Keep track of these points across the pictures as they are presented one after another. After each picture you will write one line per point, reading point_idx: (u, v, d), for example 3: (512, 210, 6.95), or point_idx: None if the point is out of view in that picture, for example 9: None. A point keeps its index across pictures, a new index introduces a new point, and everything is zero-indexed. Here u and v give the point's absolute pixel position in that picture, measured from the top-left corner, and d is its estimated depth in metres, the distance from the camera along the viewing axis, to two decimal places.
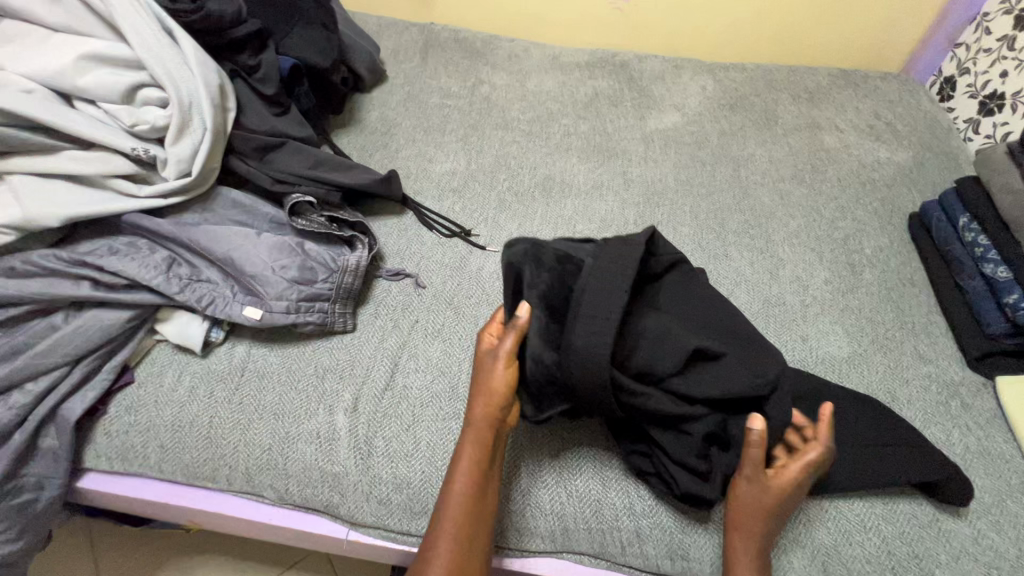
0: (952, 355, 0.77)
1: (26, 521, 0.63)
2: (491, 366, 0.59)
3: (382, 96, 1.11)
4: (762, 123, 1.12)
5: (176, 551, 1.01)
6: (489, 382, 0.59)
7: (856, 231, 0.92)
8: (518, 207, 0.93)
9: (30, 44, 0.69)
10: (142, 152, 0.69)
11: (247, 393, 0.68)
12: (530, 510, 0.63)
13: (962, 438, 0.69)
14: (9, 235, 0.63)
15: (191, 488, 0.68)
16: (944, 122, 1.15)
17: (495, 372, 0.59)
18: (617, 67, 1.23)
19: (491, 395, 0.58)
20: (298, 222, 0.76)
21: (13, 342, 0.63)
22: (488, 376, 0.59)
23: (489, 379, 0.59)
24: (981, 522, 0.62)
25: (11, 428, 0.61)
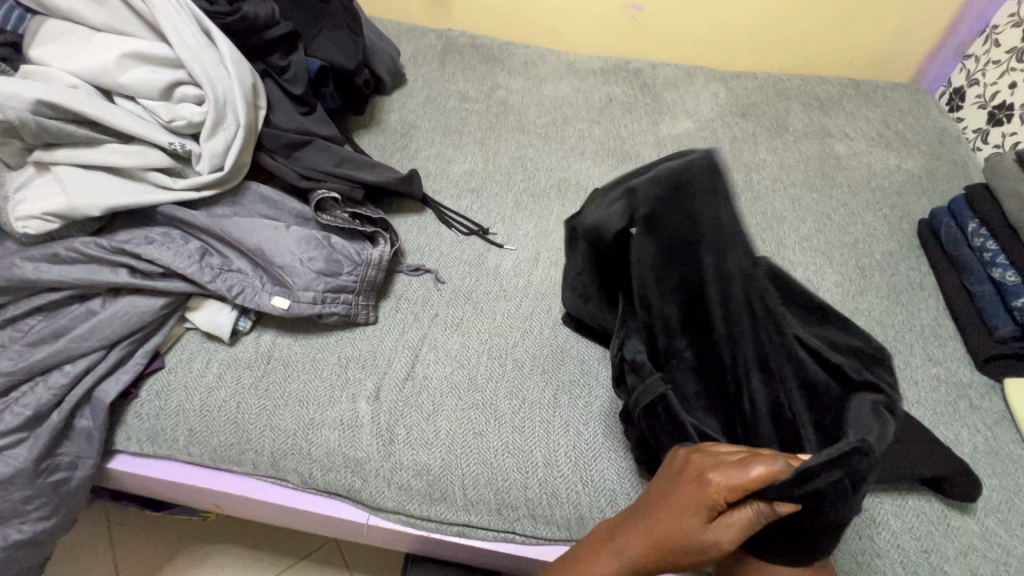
0: (961, 358, 0.79)
1: (60, 499, 0.65)
2: (699, 525, 0.49)
3: (403, 99, 1.14)
4: (773, 130, 1.14)
5: (192, 539, 1.03)
6: (687, 535, 0.49)
7: (866, 236, 0.94)
8: (534, 207, 0.95)
9: (76, 42, 0.73)
10: (178, 146, 0.72)
11: (273, 380, 0.71)
12: (547, 499, 0.65)
13: (970, 438, 0.70)
14: (53, 223, 0.67)
15: (217, 472, 0.70)
16: (953, 132, 1.16)
17: (706, 539, 0.49)
18: (631, 74, 1.26)
19: (680, 553, 0.50)
20: (323, 217, 0.78)
21: (54, 326, 0.66)
22: (690, 525, 0.49)
23: (692, 542, 0.49)
24: (989, 519, 0.64)
25: (49, 408, 0.64)
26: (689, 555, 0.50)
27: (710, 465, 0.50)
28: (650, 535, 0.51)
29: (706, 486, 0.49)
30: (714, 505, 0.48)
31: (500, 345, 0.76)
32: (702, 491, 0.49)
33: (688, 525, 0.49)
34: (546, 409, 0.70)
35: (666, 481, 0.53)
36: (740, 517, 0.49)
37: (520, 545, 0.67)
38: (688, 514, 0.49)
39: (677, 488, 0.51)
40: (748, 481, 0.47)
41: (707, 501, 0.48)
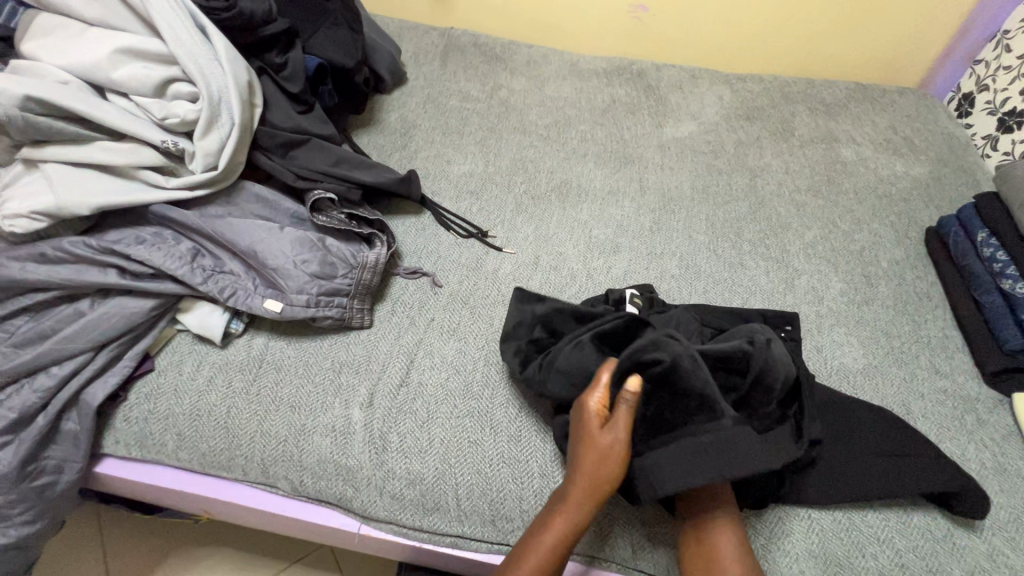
0: (968, 370, 0.77)
1: (45, 503, 0.64)
2: (597, 437, 0.57)
3: (403, 98, 1.12)
4: (779, 134, 1.12)
5: (183, 543, 1.01)
6: (597, 452, 0.56)
7: (872, 244, 0.92)
8: (534, 210, 0.94)
9: (67, 37, 0.71)
10: (171, 144, 0.71)
11: (265, 384, 0.69)
12: (542, 510, 0.64)
13: (977, 453, 0.69)
14: (42, 221, 0.65)
15: (206, 477, 0.69)
16: (962, 138, 1.15)
17: (606, 444, 0.56)
18: (635, 75, 1.24)
19: (601, 468, 0.55)
20: (319, 218, 0.77)
21: (40, 327, 0.64)
22: (592, 445, 0.56)
23: (604, 451, 0.56)
24: (996, 537, 0.62)
25: (34, 411, 0.62)
26: (609, 467, 0.55)
27: (584, 397, 0.60)
28: (573, 472, 0.56)
29: (585, 408, 0.59)
30: (596, 417, 0.58)
31: (497, 351, 0.75)
32: (586, 414, 0.58)
33: (594, 447, 0.56)
34: (543, 418, 0.69)
35: (571, 431, 0.60)
36: (620, 412, 0.57)
37: None
38: (587, 437, 0.57)
39: (573, 426, 0.60)
40: (603, 385, 0.59)
41: (593, 419, 0.58)
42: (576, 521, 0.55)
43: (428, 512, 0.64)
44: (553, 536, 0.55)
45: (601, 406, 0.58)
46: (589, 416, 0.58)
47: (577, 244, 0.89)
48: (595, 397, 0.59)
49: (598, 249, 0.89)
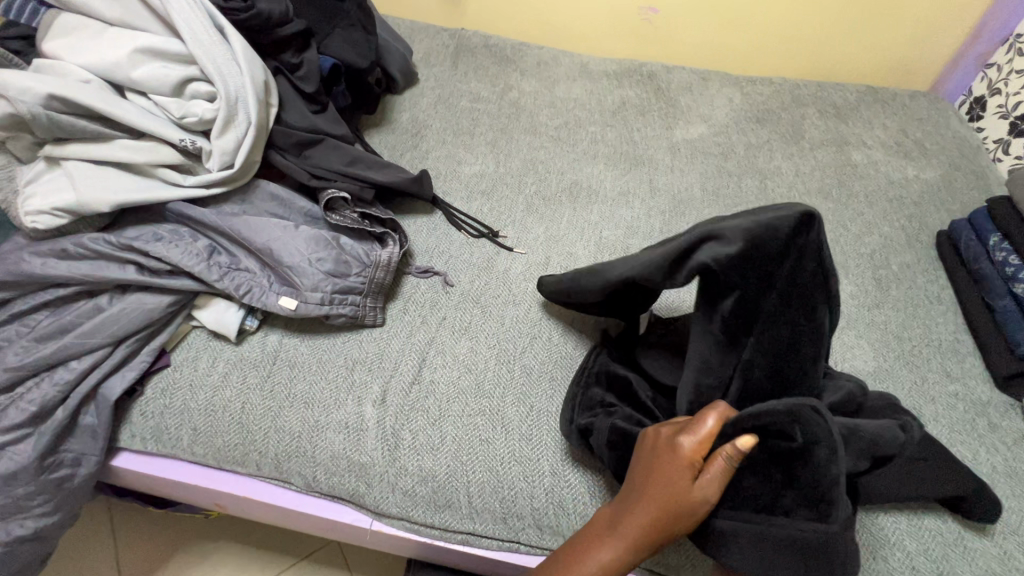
0: (979, 374, 0.77)
1: (63, 495, 0.65)
2: (679, 486, 0.51)
3: (414, 98, 1.13)
4: (789, 137, 1.12)
5: (194, 537, 1.02)
6: (674, 499, 0.51)
7: (883, 247, 0.92)
8: (545, 211, 0.94)
9: (89, 37, 0.72)
10: (189, 143, 0.72)
11: (279, 381, 0.70)
12: (553, 509, 0.64)
13: (989, 458, 0.68)
14: (63, 218, 0.66)
15: (221, 472, 0.70)
16: (973, 142, 1.14)
17: (688, 496, 0.51)
18: (644, 77, 1.24)
19: (676, 515, 0.51)
20: (333, 217, 0.78)
21: (60, 322, 0.65)
22: (672, 492, 0.51)
23: (687, 499, 0.51)
24: (1008, 542, 0.62)
25: (54, 404, 0.64)
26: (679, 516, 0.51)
27: (675, 436, 0.53)
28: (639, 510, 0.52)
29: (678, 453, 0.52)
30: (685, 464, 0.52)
31: (508, 350, 0.75)
32: (673, 456, 0.52)
33: (674, 492, 0.51)
34: (554, 417, 0.69)
35: (643, 461, 0.55)
36: (717, 466, 0.51)
37: (524, 555, 0.66)
38: (669, 482, 0.52)
39: (653, 462, 0.54)
40: (708, 430, 0.52)
41: (683, 465, 0.52)
42: (623, 559, 0.52)
43: (440, 509, 0.65)
44: (597, 568, 0.52)
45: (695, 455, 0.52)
46: (680, 464, 0.52)
47: (587, 244, 0.90)
48: (689, 439, 0.53)
49: (608, 250, 0.89)
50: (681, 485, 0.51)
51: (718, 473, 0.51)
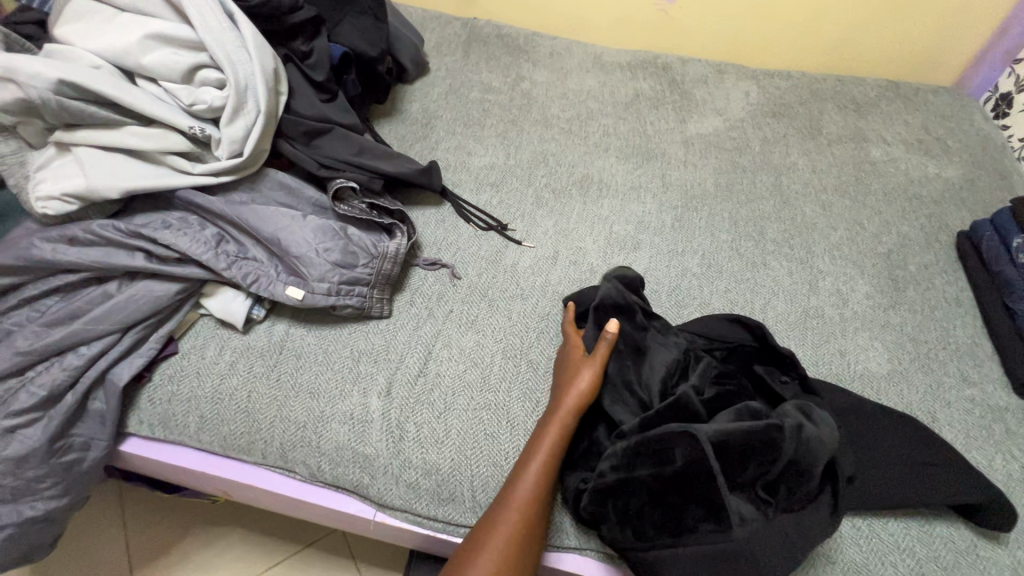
0: (998, 380, 0.75)
1: (72, 478, 0.65)
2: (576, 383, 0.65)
3: (425, 88, 1.12)
4: (806, 132, 1.10)
5: (199, 522, 1.04)
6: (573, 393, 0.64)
7: (900, 247, 0.90)
8: (555, 204, 0.93)
9: (100, 22, 0.72)
10: (198, 130, 0.71)
11: (285, 371, 0.70)
12: (557, 505, 0.64)
13: (1004, 465, 0.67)
14: (72, 204, 0.67)
15: (226, 460, 0.70)
16: (998, 140, 1.11)
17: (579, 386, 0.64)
18: (659, 69, 1.22)
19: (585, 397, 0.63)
20: (340, 207, 0.77)
21: (70, 307, 0.66)
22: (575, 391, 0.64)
23: (589, 381, 0.64)
24: (1022, 552, 0.60)
25: (63, 389, 0.64)
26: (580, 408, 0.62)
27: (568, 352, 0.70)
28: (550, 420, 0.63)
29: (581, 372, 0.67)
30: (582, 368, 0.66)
31: (515, 344, 0.75)
32: (571, 374, 0.66)
33: (582, 395, 0.63)
34: None
35: (555, 386, 0.67)
36: (601, 349, 0.67)
37: None
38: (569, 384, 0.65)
39: (560, 383, 0.66)
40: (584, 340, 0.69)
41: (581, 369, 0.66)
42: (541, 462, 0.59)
43: (442, 503, 0.65)
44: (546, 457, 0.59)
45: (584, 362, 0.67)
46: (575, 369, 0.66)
47: (597, 239, 0.88)
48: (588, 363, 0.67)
49: (618, 245, 0.88)
50: (581, 374, 0.65)
51: (602, 353, 0.66)
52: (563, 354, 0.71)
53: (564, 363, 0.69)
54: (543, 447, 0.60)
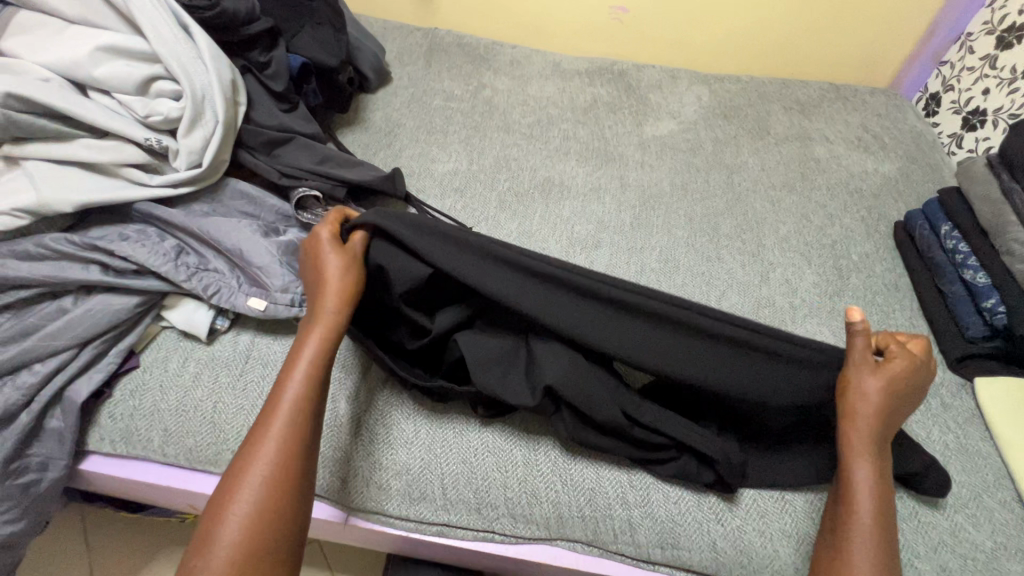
0: (935, 358, 0.80)
1: (29, 501, 0.63)
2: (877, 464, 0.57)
3: (387, 97, 1.13)
4: (755, 133, 1.15)
5: (169, 542, 1.01)
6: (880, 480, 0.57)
7: (843, 238, 0.96)
8: (518, 207, 0.95)
9: (48, 35, 0.71)
10: (154, 142, 0.71)
11: (252, 380, 0.70)
12: (526, 498, 0.65)
13: (941, 436, 0.72)
14: (23, 219, 0.65)
15: (193, 473, 0.69)
16: (929, 136, 1.19)
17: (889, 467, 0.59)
18: (616, 75, 1.26)
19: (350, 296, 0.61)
20: (304, 216, 0.78)
21: (23, 324, 0.65)
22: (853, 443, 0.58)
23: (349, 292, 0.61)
24: (959, 515, 0.65)
25: (17, 409, 0.62)
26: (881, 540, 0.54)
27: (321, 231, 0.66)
28: (303, 350, 0.59)
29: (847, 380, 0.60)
30: (873, 403, 0.58)
31: None
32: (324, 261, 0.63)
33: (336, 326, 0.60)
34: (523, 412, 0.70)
35: (311, 281, 0.64)
36: (335, 255, 0.63)
37: (499, 544, 0.67)
38: (861, 441, 0.58)
39: (311, 282, 0.63)
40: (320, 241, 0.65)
41: (898, 401, 0.59)
42: (314, 398, 0.57)
43: (363, 493, 0.65)
44: (284, 424, 0.55)
45: (895, 388, 0.59)
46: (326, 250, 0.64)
47: (560, 239, 0.91)
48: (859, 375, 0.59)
49: (579, 245, 0.91)
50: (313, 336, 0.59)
51: (336, 283, 0.61)
52: (310, 250, 0.66)
53: (313, 281, 0.63)
54: (280, 414, 0.55)
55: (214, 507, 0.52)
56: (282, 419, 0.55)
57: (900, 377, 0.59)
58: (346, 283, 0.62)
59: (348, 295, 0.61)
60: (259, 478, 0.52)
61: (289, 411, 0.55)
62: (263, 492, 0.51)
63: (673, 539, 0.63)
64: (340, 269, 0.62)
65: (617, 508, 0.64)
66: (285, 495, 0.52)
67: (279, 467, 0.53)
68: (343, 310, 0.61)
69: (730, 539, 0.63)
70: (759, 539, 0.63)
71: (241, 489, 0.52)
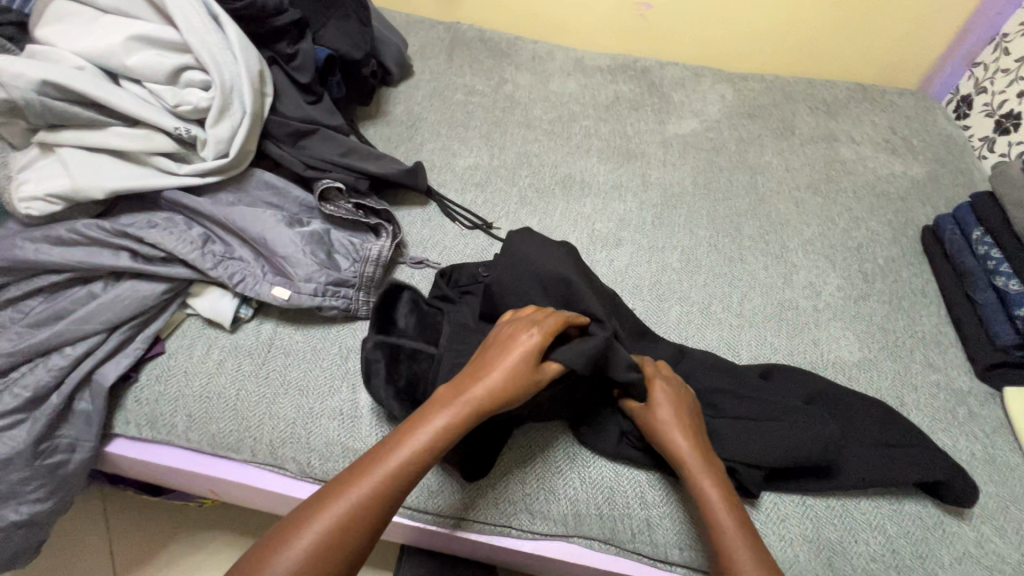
0: (962, 366, 0.79)
1: (58, 480, 0.65)
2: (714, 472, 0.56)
3: (409, 91, 1.14)
4: (780, 133, 1.14)
5: (187, 527, 1.03)
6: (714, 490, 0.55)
7: (869, 241, 0.94)
8: (539, 203, 0.95)
9: (82, 23, 0.72)
10: (183, 131, 0.72)
11: (274, 368, 0.71)
12: (544, 494, 0.65)
13: (968, 445, 0.71)
14: (56, 205, 0.67)
15: (215, 459, 0.70)
16: (959, 139, 1.16)
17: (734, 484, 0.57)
18: (638, 72, 1.25)
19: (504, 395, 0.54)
20: (327, 208, 0.79)
21: (55, 307, 0.66)
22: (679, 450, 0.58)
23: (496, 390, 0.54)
24: (985, 526, 0.64)
25: (48, 390, 0.64)
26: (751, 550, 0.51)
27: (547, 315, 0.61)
28: (439, 419, 0.52)
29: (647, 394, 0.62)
30: (668, 412, 0.60)
31: None
32: (507, 347, 0.57)
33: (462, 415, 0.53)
34: None
35: (479, 361, 0.58)
36: (520, 344, 0.57)
37: (515, 540, 0.67)
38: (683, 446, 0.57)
39: (484, 361, 0.57)
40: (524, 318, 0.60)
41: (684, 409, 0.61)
42: (408, 482, 0.50)
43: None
44: (360, 496, 0.48)
45: (677, 401, 0.61)
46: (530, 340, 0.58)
47: (580, 236, 0.91)
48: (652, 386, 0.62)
49: (600, 242, 0.90)
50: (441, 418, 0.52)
51: (503, 370, 0.55)
52: (501, 334, 0.60)
53: (480, 361, 0.57)
54: (362, 486, 0.48)
55: (272, 538, 0.46)
56: (362, 490, 0.48)
57: (679, 396, 0.62)
58: (511, 382, 0.55)
59: (507, 390, 0.55)
60: (316, 535, 0.46)
61: (379, 483, 0.49)
62: (349, 525, 0.47)
63: (691, 540, 0.63)
64: (514, 367, 0.56)
65: (635, 507, 0.64)
66: (345, 561, 0.46)
67: (339, 538, 0.46)
68: (483, 401, 0.54)
69: None
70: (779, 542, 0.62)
71: (293, 538, 0.46)
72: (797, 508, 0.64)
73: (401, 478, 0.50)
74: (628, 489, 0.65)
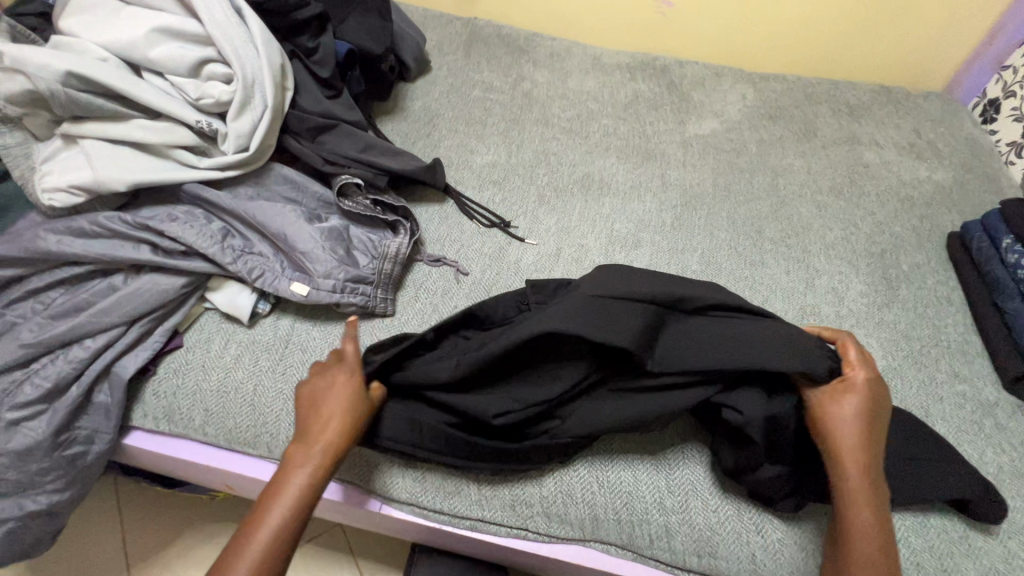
0: (988, 376, 0.77)
1: (76, 472, 0.65)
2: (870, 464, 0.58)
3: (427, 86, 1.13)
4: (802, 135, 1.12)
5: (199, 518, 1.03)
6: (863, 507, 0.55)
7: (893, 247, 0.92)
8: (557, 202, 0.94)
9: (107, 15, 0.72)
10: (205, 125, 0.72)
11: (292, 364, 0.70)
12: (561, 497, 0.64)
13: (995, 458, 0.69)
14: (79, 196, 0.67)
15: (231, 453, 0.70)
16: (986, 144, 1.14)
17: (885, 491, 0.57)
18: (658, 71, 1.24)
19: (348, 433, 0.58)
20: (345, 204, 0.78)
21: (76, 300, 0.66)
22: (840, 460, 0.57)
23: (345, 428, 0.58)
24: (1013, 541, 0.62)
25: (67, 382, 0.64)
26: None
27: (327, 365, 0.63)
28: (299, 468, 0.56)
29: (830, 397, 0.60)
30: (854, 423, 0.58)
31: None
32: (329, 393, 0.60)
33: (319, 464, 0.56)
34: None
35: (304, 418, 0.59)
36: (337, 390, 0.60)
37: (531, 543, 0.66)
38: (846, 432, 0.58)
39: (307, 414, 0.59)
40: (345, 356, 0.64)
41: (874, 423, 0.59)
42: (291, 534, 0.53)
43: (410, 493, 0.65)
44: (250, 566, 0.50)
45: (867, 408, 0.59)
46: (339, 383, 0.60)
47: (599, 237, 0.90)
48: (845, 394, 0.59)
49: (619, 243, 0.89)
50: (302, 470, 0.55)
51: (337, 412, 0.58)
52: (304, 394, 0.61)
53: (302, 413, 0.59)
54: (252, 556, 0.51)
55: None
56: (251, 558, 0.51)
57: (874, 399, 0.60)
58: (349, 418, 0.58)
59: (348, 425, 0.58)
60: None
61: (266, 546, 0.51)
62: None
63: (710, 547, 0.62)
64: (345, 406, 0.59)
65: (654, 513, 0.63)
66: None
67: None
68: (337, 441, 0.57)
69: (770, 553, 0.61)
70: (800, 553, 0.61)
71: None
72: (819, 518, 0.63)
73: (281, 534, 0.52)
74: (646, 494, 0.64)
